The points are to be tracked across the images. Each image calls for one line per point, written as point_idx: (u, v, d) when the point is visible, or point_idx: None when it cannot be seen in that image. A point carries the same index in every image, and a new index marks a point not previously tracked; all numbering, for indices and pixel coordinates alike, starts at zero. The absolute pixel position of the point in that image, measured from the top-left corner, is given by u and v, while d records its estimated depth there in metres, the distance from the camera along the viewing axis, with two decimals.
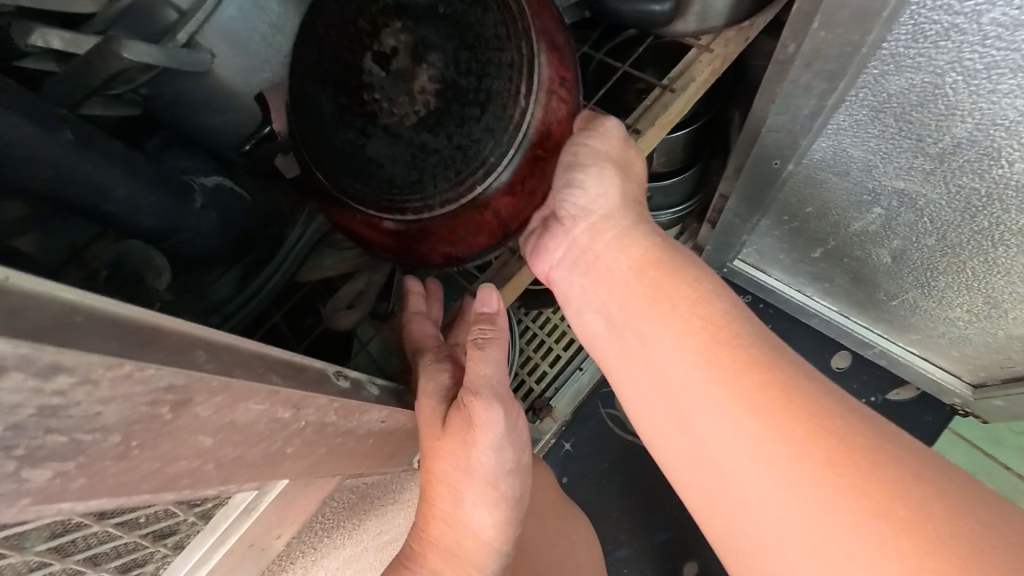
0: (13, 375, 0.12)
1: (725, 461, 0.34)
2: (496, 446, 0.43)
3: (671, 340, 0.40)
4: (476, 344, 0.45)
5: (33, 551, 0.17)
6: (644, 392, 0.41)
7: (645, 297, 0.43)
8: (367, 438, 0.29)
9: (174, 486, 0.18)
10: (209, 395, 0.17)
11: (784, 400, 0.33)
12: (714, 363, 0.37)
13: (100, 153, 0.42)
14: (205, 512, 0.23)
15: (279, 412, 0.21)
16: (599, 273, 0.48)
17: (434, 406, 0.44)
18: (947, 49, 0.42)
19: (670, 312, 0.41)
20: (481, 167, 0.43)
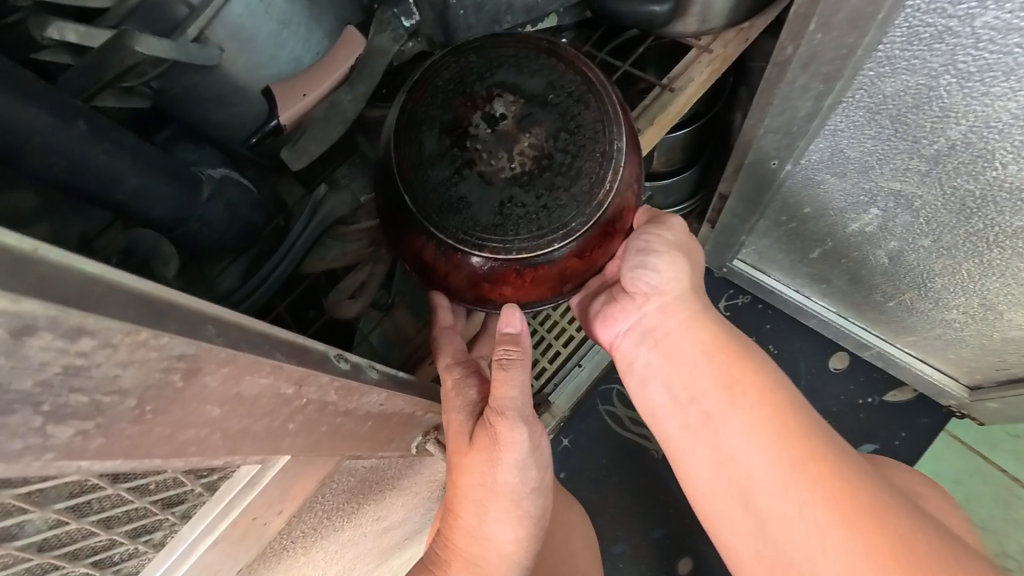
0: (42, 334, 0.13)
1: (760, 500, 0.43)
2: (520, 464, 0.45)
3: (728, 406, 0.47)
4: (501, 364, 0.45)
5: (52, 508, 0.18)
6: (686, 431, 0.49)
7: (693, 353, 0.50)
8: (366, 419, 0.31)
9: (184, 452, 0.19)
10: (217, 365, 0.18)
11: (818, 454, 0.42)
12: (759, 420, 0.45)
13: (113, 144, 0.44)
14: (211, 483, 0.24)
15: (282, 388, 0.22)
16: (667, 350, 0.51)
17: (462, 423, 0.46)
18: (941, 52, 0.43)
19: (715, 369, 0.48)
20: (561, 230, 0.43)
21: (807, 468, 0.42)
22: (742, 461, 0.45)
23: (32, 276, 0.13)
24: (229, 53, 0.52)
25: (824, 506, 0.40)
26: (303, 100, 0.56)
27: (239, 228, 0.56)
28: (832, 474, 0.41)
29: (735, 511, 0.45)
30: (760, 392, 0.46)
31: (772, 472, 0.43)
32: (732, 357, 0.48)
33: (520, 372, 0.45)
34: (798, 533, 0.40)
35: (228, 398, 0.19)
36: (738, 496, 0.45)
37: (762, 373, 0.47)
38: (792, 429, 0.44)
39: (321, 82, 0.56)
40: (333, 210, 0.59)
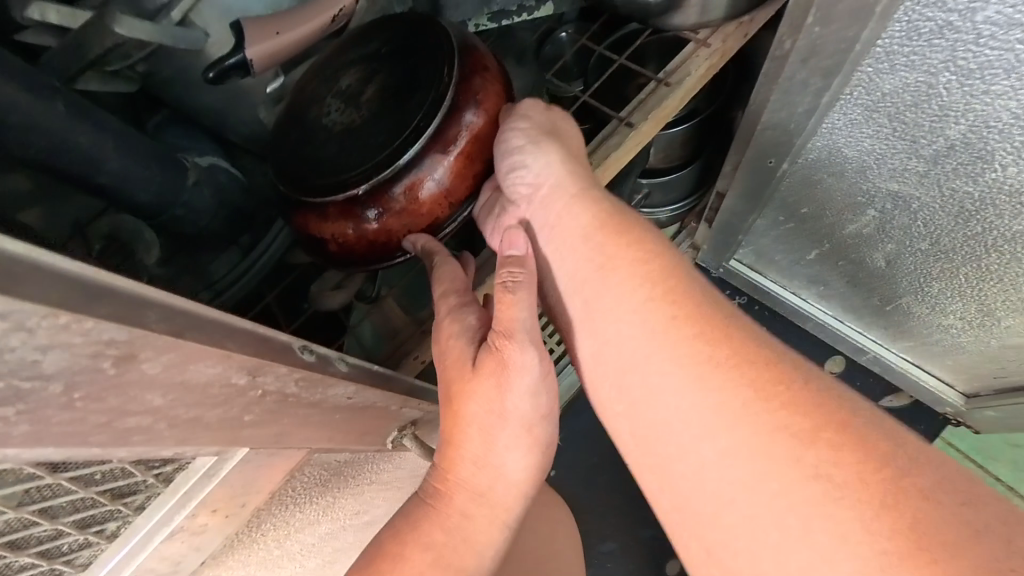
0: None
1: (652, 399, 0.35)
2: (531, 392, 0.41)
3: (603, 279, 0.40)
4: (503, 286, 0.42)
5: None
6: (575, 323, 0.42)
7: (578, 233, 0.42)
8: (335, 412, 0.30)
9: (127, 441, 0.19)
10: (156, 352, 0.17)
11: (711, 339, 0.34)
12: (648, 306, 0.37)
13: (95, 127, 0.43)
14: (164, 474, 0.24)
15: (233, 377, 0.21)
16: (556, 237, 0.44)
17: (462, 346, 0.41)
18: (941, 48, 0.41)
19: (605, 249, 0.41)
20: (412, 132, 0.42)
21: (706, 355, 0.34)
22: (627, 355, 0.37)
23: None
24: (215, 37, 0.51)
25: (724, 395, 0.32)
26: (274, 40, 0.47)
27: (224, 215, 0.56)
28: (731, 361, 0.33)
29: (626, 408, 0.37)
30: (650, 273, 0.38)
31: (660, 362, 0.35)
32: (623, 234, 0.41)
33: (527, 295, 0.41)
34: (692, 429, 0.33)
35: (172, 386, 0.19)
36: (619, 382, 0.38)
37: (656, 249, 0.40)
38: (685, 315, 0.36)
39: (300, 24, 0.49)
40: None
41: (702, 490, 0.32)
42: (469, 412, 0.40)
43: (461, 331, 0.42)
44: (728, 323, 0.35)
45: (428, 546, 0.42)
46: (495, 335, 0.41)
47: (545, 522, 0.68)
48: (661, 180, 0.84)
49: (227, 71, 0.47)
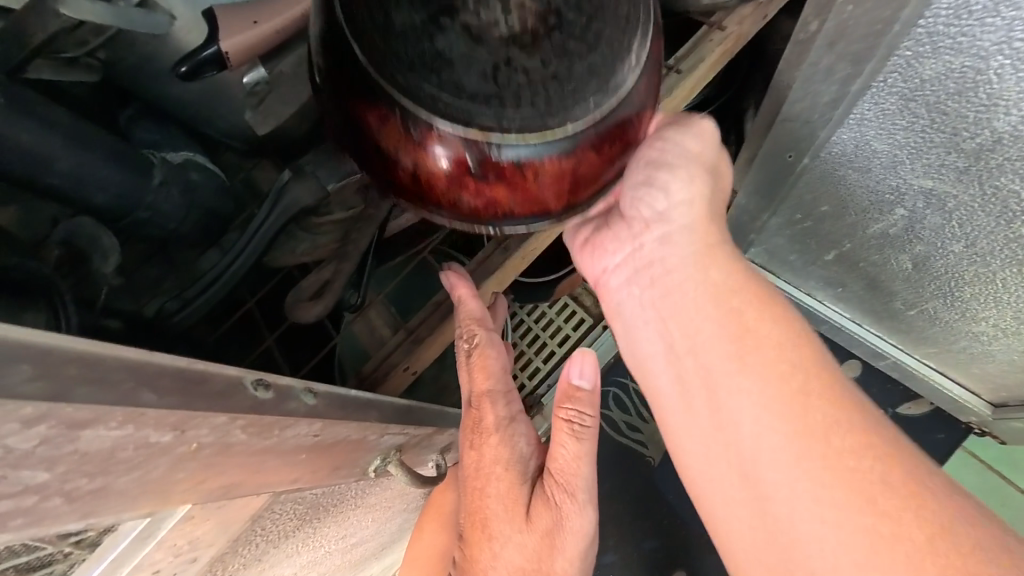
0: None
1: (770, 480, 0.36)
2: (576, 543, 0.49)
3: (733, 358, 0.39)
4: (572, 433, 0.49)
5: None
6: (688, 389, 0.41)
7: (702, 296, 0.42)
8: (297, 453, 0.26)
9: (4, 527, 0.15)
10: (23, 424, 0.13)
11: (833, 424, 0.35)
12: (775, 385, 0.37)
13: (35, 120, 0.39)
14: (86, 541, 0.20)
15: (151, 436, 0.17)
16: (667, 288, 0.44)
17: (518, 481, 0.51)
18: (995, 28, 0.37)
19: (734, 323, 0.40)
20: (584, 106, 0.32)
21: (839, 443, 0.35)
22: (753, 441, 0.37)
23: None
24: (183, 21, 0.46)
25: (861, 486, 0.33)
26: (252, 30, 0.43)
27: (198, 217, 0.52)
28: (867, 456, 0.34)
29: (741, 484, 0.37)
30: (784, 357, 0.38)
31: (794, 444, 0.36)
32: (755, 308, 0.41)
33: (588, 447, 0.49)
34: (816, 518, 0.34)
35: (60, 458, 0.15)
36: (739, 470, 0.37)
37: (795, 329, 0.40)
38: (827, 405, 0.36)
39: (279, 12, 0.44)
40: (299, 200, 0.50)
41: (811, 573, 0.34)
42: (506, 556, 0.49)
43: (512, 459, 0.51)
44: (864, 413, 0.36)
45: None
46: (556, 487, 0.49)
47: None
48: None
49: (200, 66, 0.42)
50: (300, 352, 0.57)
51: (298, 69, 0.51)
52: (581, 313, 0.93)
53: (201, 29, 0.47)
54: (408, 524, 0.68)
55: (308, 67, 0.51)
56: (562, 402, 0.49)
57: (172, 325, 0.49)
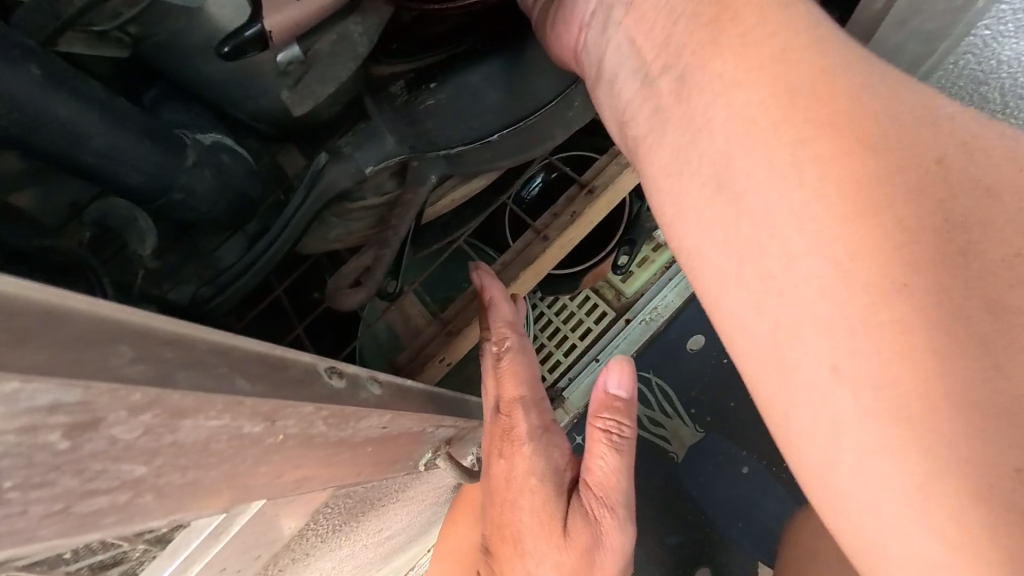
0: None
1: (794, 299, 0.25)
2: (615, 567, 0.47)
3: (753, 128, 0.27)
4: (610, 442, 0.48)
5: None
6: (713, 217, 0.29)
7: (747, 70, 0.27)
8: (364, 446, 0.25)
9: (95, 526, 0.13)
10: (129, 411, 0.12)
11: (905, 221, 0.23)
12: (807, 147, 0.25)
13: (75, 94, 0.37)
14: (160, 538, 0.18)
15: (245, 427, 0.16)
16: (661, 42, 0.32)
17: (553, 490, 0.47)
18: None
19: (796, 107, 0.26)
20: None
21: (940, 312, 0.22)
22: (793, 282, 0.25)
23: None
24: None
25: (952, 359, 0.21)
26: (295, 9, 0.40)
27: (229, 200, 0.50)
28: (972, 319, 0.22)
29: (804, 363, 0.24)
30: (869, 138, 0.25)
31: (869, 290, 0.23)
32: (830, 80, 0.26)
33: (625, 461, 0.49)
34: (860, 400, 0.23)
35: (159, 450, 0.13)
36: (753, 284, 0.27)
37: (862, 101, 0.25)
38: (928, 232, 0.23)
39: None
40: (336, 183, 0.48)
41: (826, 461, 0.24)
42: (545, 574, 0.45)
43: (547, 471, 0.47)
44: (978, 222, 0.23)
45: None
46: (592, 499, 0.46)
47: None
48: None
49: (243, 45, 0.40)
50: (331, 340, 0.57)
51: (337, 46, 0.46)
52: (604, 306, 0.91)
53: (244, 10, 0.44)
54: (435, 517, 0.66)
55: (349, 44, 0.46)
56: (604, 409, 0.49)
57: (205, 311, 0.48)
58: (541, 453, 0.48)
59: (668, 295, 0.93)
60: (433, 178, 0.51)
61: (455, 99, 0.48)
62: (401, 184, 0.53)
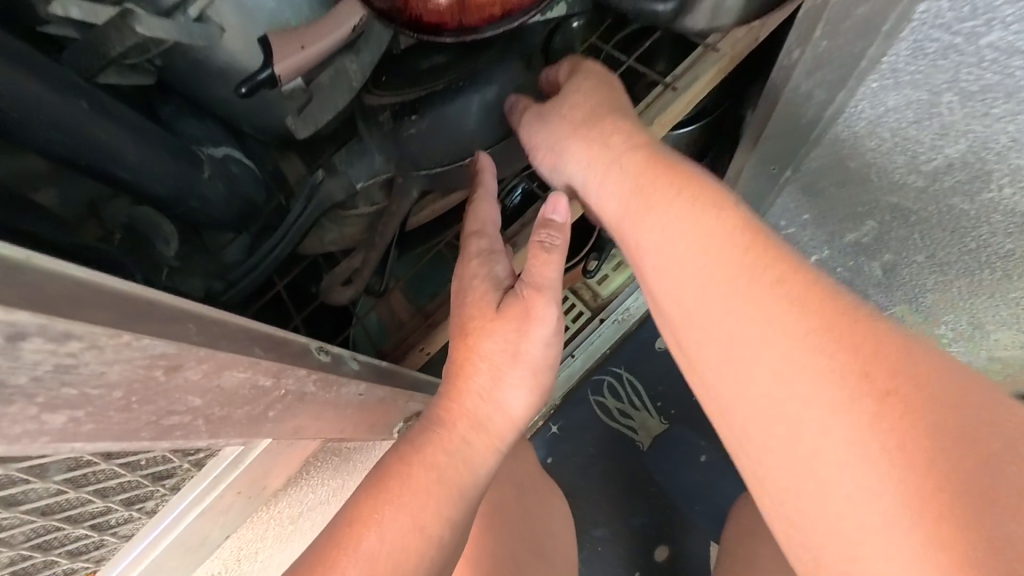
0: (35, 340, 0.15)
1: (803, 448, 0.33)
2: (548, 339, 0.45)
3: (738, 308, 0.37)
4: (542, 247, 0.44)
5: (53, 478, 0.22)
6: (733, 380, 0.38)
7: (670, 231, 0.42)
8: (348, 408, 0.33)
9: (169, 435, 0.21)
10: (197, 361, 0.20)
11: (871, 376, 0.32)
12: (777, 321, 0.35)
13: (115, 122, 0.45)
14: (198, 460, 0.28)
15: (261, 379, 0.24)
16: (641, 227, 0.44)
17: (487, 289, 0.46)
18: (945, 69, 0.43)
19: (754, 291, 0.37)
20: None
21: (887, 414, 0.31)
22: (760, 402, 0.36)
23: (16, 281, 0.15)
24: (230, 34, 0.51)
25: (912, 453, 0.29)
26: (300, 55, 0.49)
27: (238, 205, 0.59)
28: (898, 440, 0.30)
29: (792, 491, 0.34)
30: (796, 299, 0.35)
31: (837, 412, 0.32)
32: (719, 214, 0.40)
33: (560, 256, 0.45)
34: (841, 462, 0.31)
35: (208, 390, 0.21)
36: (771, 435, 0.35)
37: (799, 278, 0.36)
38: (824, 310, 0.34)
39: (323, 37, 0.49)
40: (331, 195, 0.57)
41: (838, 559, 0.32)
42: (485, 347, 0.44)
43: (480, 273, 0.47)
44: (911, 355, 0.32)
45: (436, 467, 0.42)
46: (523, 284, 0.45)
47: (539, 502, 0.63)
48: None
49: (258, 85, 0.49)
50: (322, 331, 0.64)
51: (334, 79, 0.54)
52: (581, 306, 0.98)
53: (254, 53, 0.53)
54: None
55: (343, 77, 0.54)
56: (539, 224, 0.44)
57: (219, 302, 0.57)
58: (479, 263, 0.47)
59: (640, 297, 1.01)
60: (415, 193, 0.58)
61: (436, 128, 0.54)
62: (387, 196, 0.60)
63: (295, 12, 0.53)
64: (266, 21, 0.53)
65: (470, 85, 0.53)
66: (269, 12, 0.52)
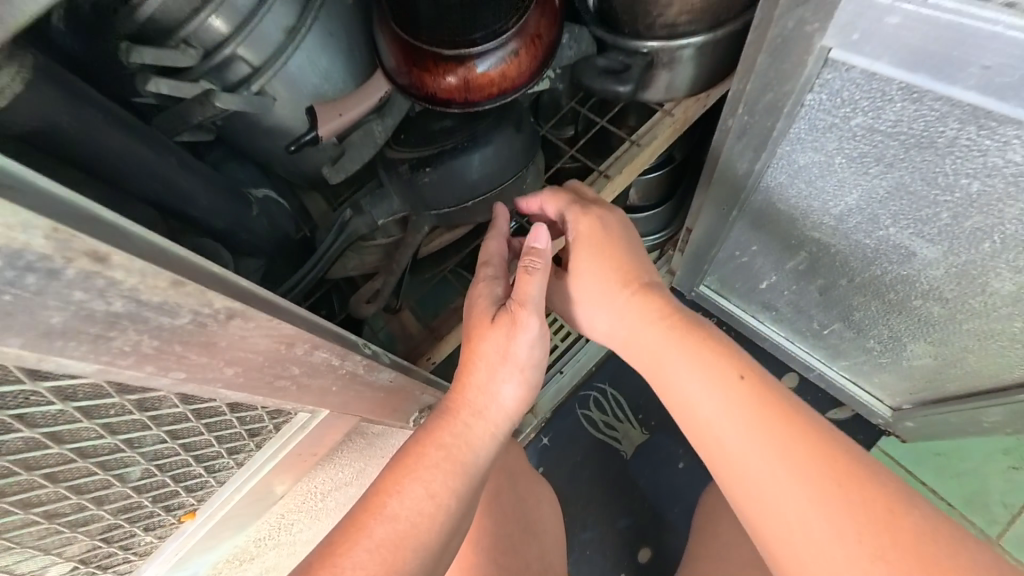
0: (243, 319, 0.33)
1: (791, 509, 0.50)
2: (532, 343, 0.55)
3: (731, 411, 0.54)
4: (527, 270, 0.55)
5: (193, 410, 0.42)
6: (736, 465, 0.53)
7: (699, 373, 0.57)
8: (363, 388, 0.52)
9: (273, 392, 0.42)
10: (304, 345, 0.40)
11: (819, 452, 0.50)
12: (757, 419, 0.53)
13: (193, 174, 0.58)
14: (272, 413, 0.49)
15: (331, 357, 0.44)
16: (652, 352, 0.61)
17: (485, 305, 0.57)
18: (831, 138, 0.56)
19: (738, 399, 0.54)
20: (489, 26, 0.58)
21: (830, 475, 0.49)
22: (778, 492, 0.50)
23: (237, 292, 0.33)
24: (281, 101, 0.65)
25: (851, 500, 0.48)
26: (338, 120, 0.62)
27: (276, 238, 0.71)
28: (844, 493, 0.48)
29: (792, 543, 0.49)
30: (762, 401, 0.54)
31: (806, 480, 0.49)
32: (722, 356, 0.57)
33: (541, 277, 0.55)
34: (818, 515, 0.48)
35: (292, 361, 0.41)
36: (768, 502, 0.51)
37: (759, 384, 0.55)
38: (779, 407, 0.53)
39: (358, 105, 0.63)
40: (357, 229, 0.69)
41: None
42: (482, 350, 0.55)
43: (483, 292, 0.59)
44: (831, 435, 0.52)
45: (441, 446, 0.53)
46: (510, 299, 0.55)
47: (531, 489, 0.73)
48: (640, 217, 0.94)
49: (302, 143, 0.63)
50: None
51: (363, 138, 0.67)
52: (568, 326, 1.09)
53: (301, 119, 0.67)
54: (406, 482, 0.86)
55: (370, 136, 0.67)
56: (524, 253, 0.55)
57: None
58: (483, 284, 0.59)
59: None
60: (427, 228, 0.71)
61: (444, 176, 0.67)
62: (402, 229, 0.73)
63: (332, 85, 0.67)
64: (310, 92, 0.66)
65: (474, 144, 0.67)
66: (313, 85, 0.66)
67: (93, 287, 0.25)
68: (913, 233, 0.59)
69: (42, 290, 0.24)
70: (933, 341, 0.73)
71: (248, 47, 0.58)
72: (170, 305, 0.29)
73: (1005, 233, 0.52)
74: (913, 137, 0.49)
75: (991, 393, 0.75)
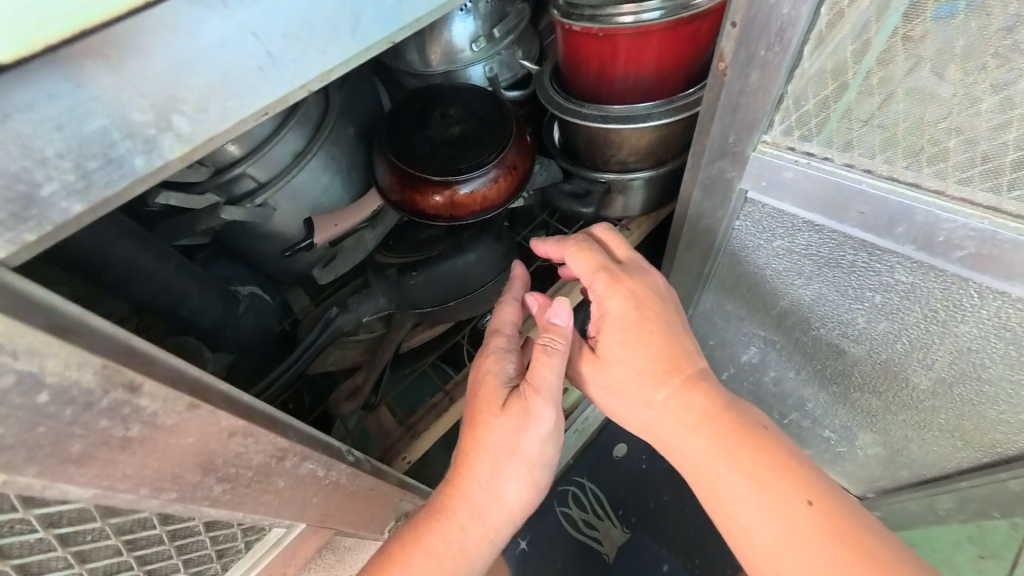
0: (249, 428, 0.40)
1: None
2: (543, 437, 0.55)
3: (797, 545, 0.50)
4: (544, 348, 0.55)
5: (171, 527, 0.46)
6: None
7: (764, 500, 0.52)
8: (329, 497, 0.55)
9: (248, 507, 0.47)
10: (295, 457, 0.46)
11: None
12: (826, 556, 0.49)
13: (193, 277, 0.61)
14: (245, 526, 0.54)
15: (314, 465, 0.49)
16: (704, 466, 0.56)
17: (497, 386, 0.57)
18: (761, 255, 0.67)
19: (801, 530, 0.50)
20: (473, 162, 0.69)
21: None
22: None
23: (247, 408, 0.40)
24: (282, 212, 0.70)
25: None
26: (334, 229, 0.70)
27: (259, 333, 0.73)
28: None
29: None
30: (830, 531, 0.50)
31: None
32: (785, 476, 0.53)
33: (559, 360, 0.55)
34: None
35: (271, 473, 0.46)
36: None
37: (827, 508, 0.51)
38: (850, 540, 0.49)
39: (351, 217, 0.71)
40: (342, 325, 0.71)
41: None
42: (489, 439, 0.55)
43: (497, 368, 0.59)
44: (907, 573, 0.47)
45: (432, 553, 0.55)
46: (524, 385, 0.55)
47: None
48: None
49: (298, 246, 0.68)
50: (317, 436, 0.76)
51: (356, 243, 0.73)
52: None
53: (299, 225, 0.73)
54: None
55: (362, 242, 0.73)
56: (545, 328, 0.57)
57: None
58: (494, 359, 0.60)
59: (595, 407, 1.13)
60: (410, 323, 0.76)
61: (429, 279, 0.73)
62: (385, 325, 0.77)
63: (330, 197, 0.74)
64: (308, 204, 0.72)
65: (459, 250, 0.74)
66: (313, 198, 0.72)
67: (116, 415, 0.31)
68: (840, 334, 0.69)
69: (74, 420, 0.30)
70: (877, 431, 0.79)
71: (257, 167, 0.65)
72: (179, 425, 0.35)
73: (909, 336, 0.62)
74: (822, 258, 0.60)
75: (931, 480, 0.81)
